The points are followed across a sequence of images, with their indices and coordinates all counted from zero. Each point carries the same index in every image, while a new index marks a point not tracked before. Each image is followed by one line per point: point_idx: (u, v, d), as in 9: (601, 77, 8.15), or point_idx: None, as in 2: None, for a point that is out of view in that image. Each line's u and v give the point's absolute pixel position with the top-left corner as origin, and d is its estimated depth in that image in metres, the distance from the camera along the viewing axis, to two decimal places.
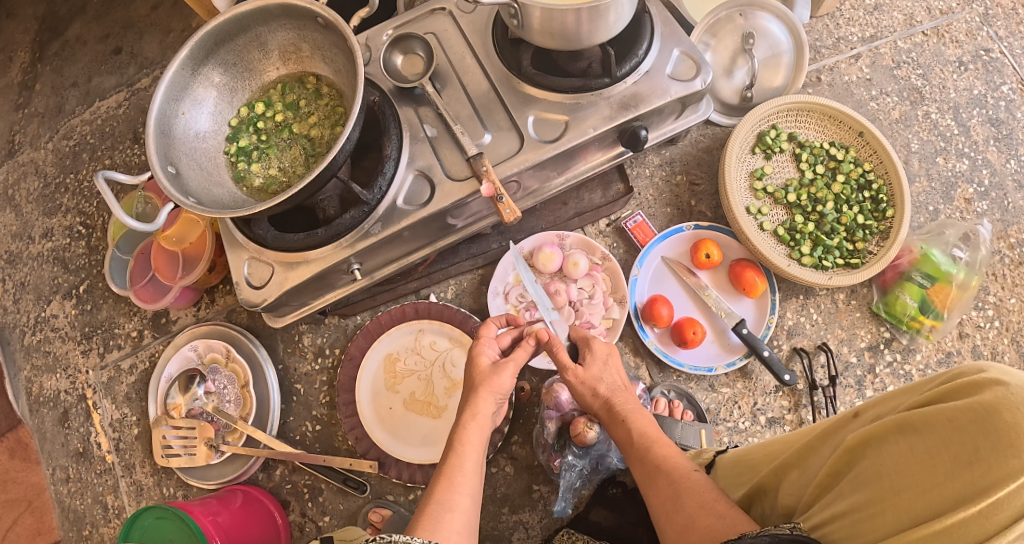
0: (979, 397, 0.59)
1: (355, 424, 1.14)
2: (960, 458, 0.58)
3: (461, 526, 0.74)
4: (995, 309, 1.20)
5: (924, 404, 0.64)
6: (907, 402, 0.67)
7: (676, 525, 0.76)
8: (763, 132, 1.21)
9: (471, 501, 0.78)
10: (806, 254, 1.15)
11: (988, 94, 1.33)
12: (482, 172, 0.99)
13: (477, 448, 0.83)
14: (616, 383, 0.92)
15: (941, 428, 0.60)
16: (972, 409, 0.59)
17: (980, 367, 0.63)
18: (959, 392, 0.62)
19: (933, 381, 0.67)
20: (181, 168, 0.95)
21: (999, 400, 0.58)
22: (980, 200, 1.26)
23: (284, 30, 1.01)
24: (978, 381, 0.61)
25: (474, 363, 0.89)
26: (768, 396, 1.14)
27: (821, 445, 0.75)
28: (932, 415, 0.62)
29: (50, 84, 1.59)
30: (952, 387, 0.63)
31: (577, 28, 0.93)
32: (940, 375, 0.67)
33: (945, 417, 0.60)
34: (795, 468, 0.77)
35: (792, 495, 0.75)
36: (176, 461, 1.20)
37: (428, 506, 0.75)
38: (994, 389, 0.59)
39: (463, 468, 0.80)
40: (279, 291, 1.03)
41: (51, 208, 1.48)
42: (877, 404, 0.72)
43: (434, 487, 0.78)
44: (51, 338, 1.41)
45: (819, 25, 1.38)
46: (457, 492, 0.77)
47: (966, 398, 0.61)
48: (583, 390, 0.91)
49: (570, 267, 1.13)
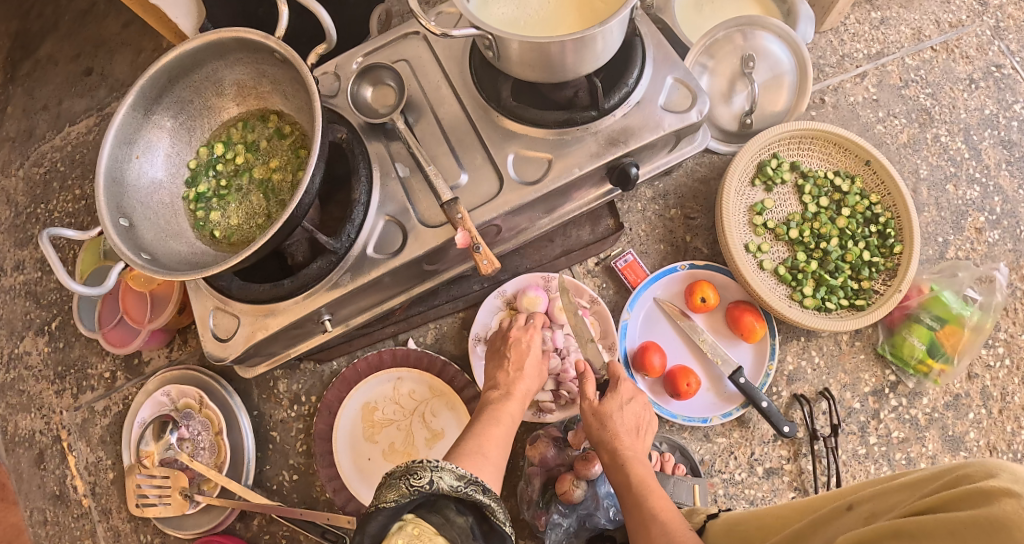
0: (984, 509, 0.52)
1: (333, 475, 1.09)
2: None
3: (485, 474, 0.76)
4: (1006, 346, 1.13)
5: (925, 510, 0.57)
6: (909, 503, 0.60)
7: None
8: (763, 162, 1.13)
9: (497, 460, 0.79)
10: (808, 296, 1.08)
11: (1000, 114, 1.24)
12: (457, 219, 0.92)
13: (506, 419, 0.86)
14: (628, 425, 0.89)
15: (942, 540, 0.53)
16: (975, 522, 0.51)
17: (989, 470, 0.55)
18: (963, 499, 0.54)
19: (936, 480, 0.59)
20: (137, 220, 0.89)
21: (1008, 514, 0.50)
22: (991, 229, 1.18)
23: (240, 65, 0.94)
24: (985, 488, 0.53)
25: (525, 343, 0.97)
26: (765, 445, 1.08)
27: (814, 537, 0.68)
28: (932, 526, 0.54)
29: (20, 107, 1.53)
30: (956, 493, 0.55)
31: (561, 58, 0.87)
32: (947, 472, 0.59)
33: (946, 529, 0.53)
34: None
35: None
36: (152, 511, 1.16)
37: (459, 450, 0.79)
38: (1003, 501, 0.51)
39: (493, 429, 0.83)
40: (246, 345, 0.97)
41: (22, 239, 1.43)
42: (875, 498, 0.65)
43: (465, 437, 0.81)
44: (25, 377, 1.37)
45: (823, 41, 1.28)
46: (487, 445, 0.80)
47: (971, 507, 0.53)
48: (595, 420, 0.90)
49: (556, 312, 1.06)
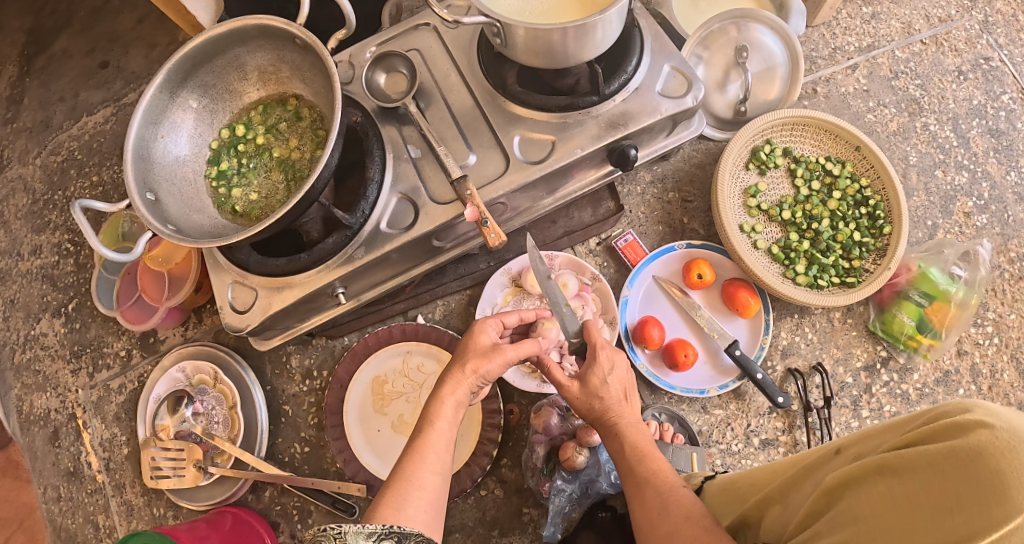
0: (961, 440, 0.57)
1: (343, 447, 1.13)
2: (941, 503, 0.56)
3: (427, 505, 0.74)
4: (995, 325, 1.18)
5: (906, 445, 0.62)
6: (891, 441, 0.65)
7: (659, 534, 0.78)
8: (757, 147, 1.19)
9: (439, 478, 0.77)
10: (800, 273, 1.13)
11: (988, 104, 1.30)
12: (467, 196, 0.97)
13: (450, 423, 0.82)
14: (616, 397, 0.91)
15: (922, 471, 0.58)
16: (953, 452, 0.57)
17: (964, 406, 0.61)
18: (941, 433, 0.60)
19: (916, 419, 0.65)
20: (161, 195, 0.93)
21: (983, 443, 0.56)
22: (979, 213, 1.23)
23: (263, 51, 0.99)
24: (961, 422, 0.59)
25: (474, 339, 0.89)
26: (761, 417, 1.12)
27: (805, 481, 0.74)
28: (913, 458, 0.60)
29: (36, 99, 1.57)
30: (935, 428, 0.60)
31: (563, 45, 0.92)
32: (926, 411, 0.64)
33: (926, 460, 0.58)
34: (778, 502, 0.76)
35: (775, 531, 0.74)
36: (165, 482, 1.20)
37: (396, 480, 0.76)
38: (978, 432, 0.57)
39: (432, 444, 0.79)
40: (263, 316, 1.01)
41: (39, 225, 1.47)
42: (860, 440, 0.70)
43: (403, 459, 0.78)
44: (40, 357, 1.40)
45: (815, 34, 1.34)
46: (424, 469, 0.77)
47: (949, 439, 0.58)
48: (580, 404, 0.92)
49: (559, 289, 1.11)
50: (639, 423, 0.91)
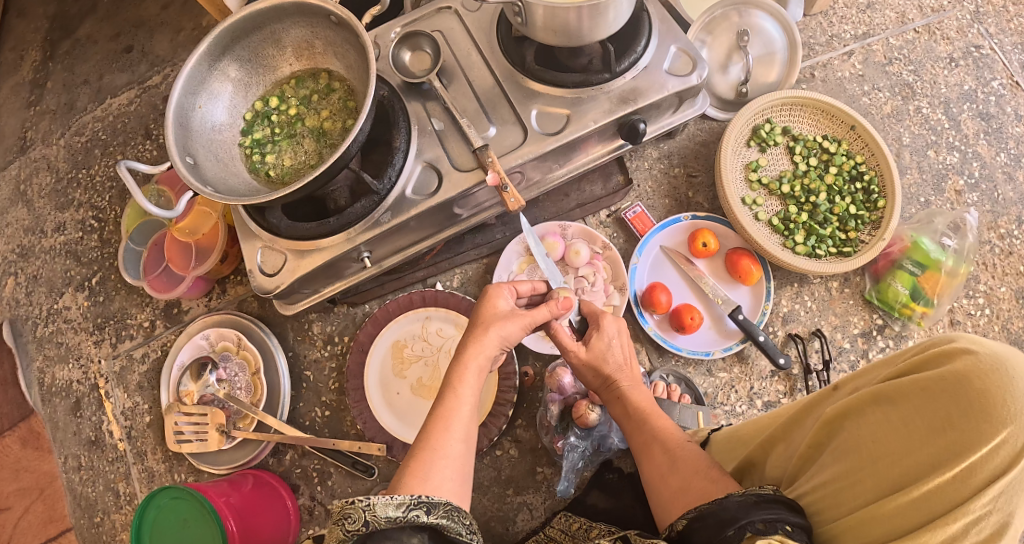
0: (949, 367, 0.63)
1: (364, 409, 1.17)
2: (933, 425, 0.62)
3: (453, 471, 0.78)
4: (986, 296, 1.25)
5: (899, 376, 0.68)
6: (884, 373, 0.71)
7: (670, 488, 0.83)
8: (758, 126, 1.26)
9: (463, 447, 0.81)
10: (799, 243, 1.19)
11: (978, 89, 1.37)
12: (488, 163, 1.04)
13: (472, 390, 0.85)
14: (618, 362, 0.99)
15: (915, 397, 0.64)
16: (943, 378, 0.63)
17: (950, 337, 0.66)
18: (931, 363, 0.65)
19: (906, 352, 0.71)
20: (199, 159, 0.99)
21: (969, 368, 0.61)
22: (970, 191, 1.31)
23: (298, 27, 1.05)
24: (949, 351, 0.64)
25: (489, 306, 0.92)
26: (764, 380, 1.18)
27: (804, 419, 0.80)
28: (906, 386, 0.65)
29: (61, 82, 1.62)
30: (924, 358, 0.66)
31: (578, 25, 0.98)
32: (915, 345, 0.70)
33: (919, 387, 0.64)
34: (781, 441, 0.82)
35: (780, 467, 0.80)
36: (188, 446, 1.24)
37: (422, 451, 0.79)
38: (964, 358, 0.62)
39: (457, 413, 0.83)
40: (292, 277, 1.06)
41: (63, 202, 1.52)
42: (854, 377, 0.76)
43: (428, 429, 0.82)
44: (63, 330, 1.44)
45: (813, 23, 1.42)
46: (450, 438, 0.80)
47: (939, 367, 0.64)
48: (585, 370, 0.99)
49: (571, 256, 1.17)
50: (640, 388, 0.99)
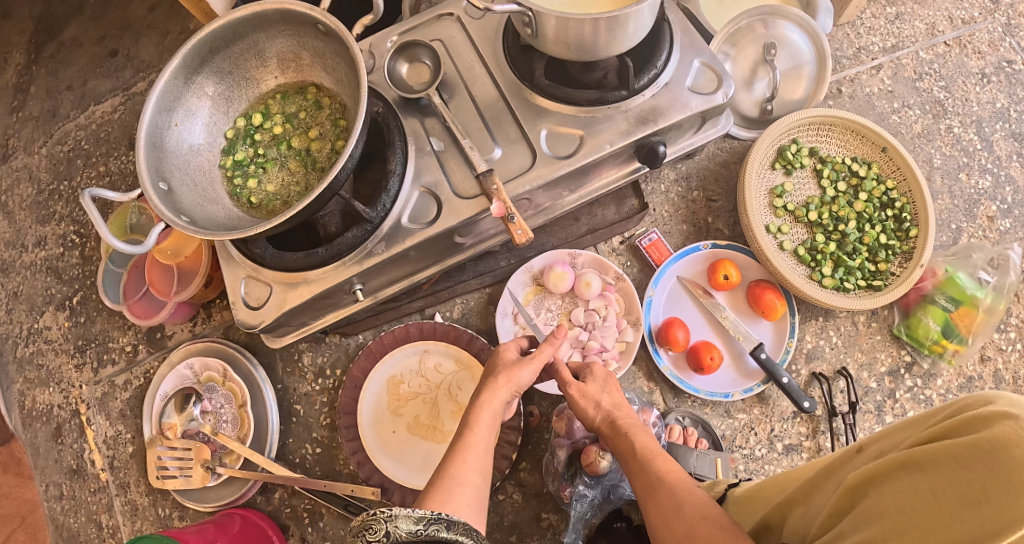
0: (985, 432, 0.54)
1: (357, 448, 1.09)
2: (968, 498, 0.53)
3: (471, 499, 0.72)
4: (1019, 331, 1.16)
5: (927, 440, 0.59)
6: (912, 436, 0.61)
7: (676, 534, 0.74)
8: (784, 147, 1.16)
9: (481, 478, 0.75)
10: (827, 276, 1.11)
11: (1011, 107, 1.28)
12: (493, 190, 0.95)
13: (489, 427, 0.80)
14: (619, 400, 0.92)
15: (946, 465, 0.55)
16: (978, 445, 0.53)
17: (986, 398, 0.57)
18: (964, 426, 0.56)
19: (936, 413, 0.61)
20: (175, 184, 0.90)
21: (1008, 435, 0.52)
22: (1003, 218, 1.21)
23: (283, 37, 0.97)
24: (984, 414, 0.55)
25: (497, 355, 0.89)
26: (785, 422, 1.10)
27: (825, 482, 0.71)
28: (935, 453, 0.56)
29: (44, 87, 1.54)
30: (956, 421, 0.57)
31: (594, 38, 0.89)
32: (945, 405, 0.61)
33: (950, 454, 0.55)
34: (799, 504, 0.73)
35: (796, 533, 0.71)
36: (172, 483, 1.15)
37: (440, 479, 0.73)
38: (1003, 423, 0.53)
39: (475, 445, 0.78)
40: (278, 312, 0.98)
41: (44, 215, 1.44)
42: (880, 438, 0.67)
43: (446, 462, 0.76)
44: (44, 351, 1.37)
45: (840, 34, 1.32)
46: (468, 467, 0.75)
47: (974, 432, 0.55)
48: (585, 405, 0.92)
49: (582, 288, 1.08)
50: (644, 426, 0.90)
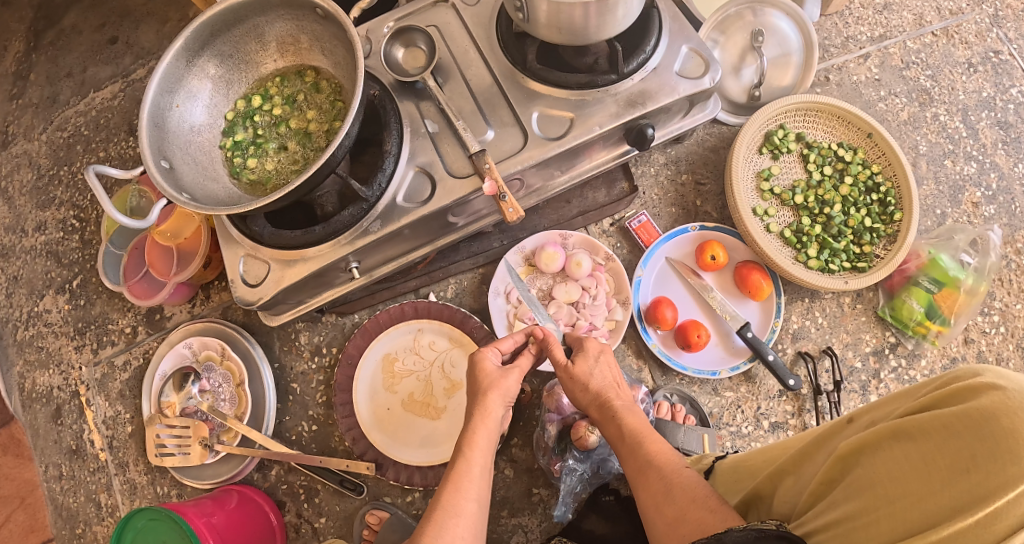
0: (974, 402, 0.55)
1: (352, 425, 1.12)
2: (957, 465, 0.54)
3: (467, 530, 0.74)
4: (1002, 314, 1.18)
5: (919, 410, 0.59)
6: (902, 407, 0.62)
7: (665, 517, 0.76)
8: (770, 132, 1.19)
9: (477, 506, 0.77)
10: (812, 257, 1.13)
11: (996, 96, 1.31)
12: (485, 169, 0.97)
13: (484, 451, 0.82)
14: (610, 380, 0.93)
15: (936, 434, 0.56)
16: (966, 415, 0.54)
17: (975, 370, 0.58)
18: (954, 396, 0.57)
19: (927, 385, 0.62)
20: (176, 163, 0.92)
21: (995, 405, 0.53)
22: (987, 204, 1.24)
23: (282, 21, 0.99)
24: (973, 385, 0.56)
25: (479, 367, 0.89)
26: (771, 400, 1.13)
27: (815, 452, 0.71)
28: (926, 421, 0.57)
29: (44, 74, 1.56)
30: (946, 392, 0.58)
31: (584, 23, 0.91)
32: (934, 378, 0.62)
33: (940, 422, 0.56)
34: (790, 473, 0.73)
35: (787, 502, 0.71)
36: (170, 460, 1.17)
37: (435, 511, 0.75)
38: (990, 394, 0.54)
39: (471, 473, 0.79)
40: (276, 288, 1.00)
41: (44, 200, 1.46)
42: (871, 409, 0.67)
43: (441, 491, 0.78)
44: (44, 334, 1.39)
45: (828, 23, 1.35)
46: (464, 497, 0.77)
47: (962, 403, 0.56)
48: (575, 387, 0.93)
49: (572, 268, 1.11)
50: (632, 408, 0.91)
